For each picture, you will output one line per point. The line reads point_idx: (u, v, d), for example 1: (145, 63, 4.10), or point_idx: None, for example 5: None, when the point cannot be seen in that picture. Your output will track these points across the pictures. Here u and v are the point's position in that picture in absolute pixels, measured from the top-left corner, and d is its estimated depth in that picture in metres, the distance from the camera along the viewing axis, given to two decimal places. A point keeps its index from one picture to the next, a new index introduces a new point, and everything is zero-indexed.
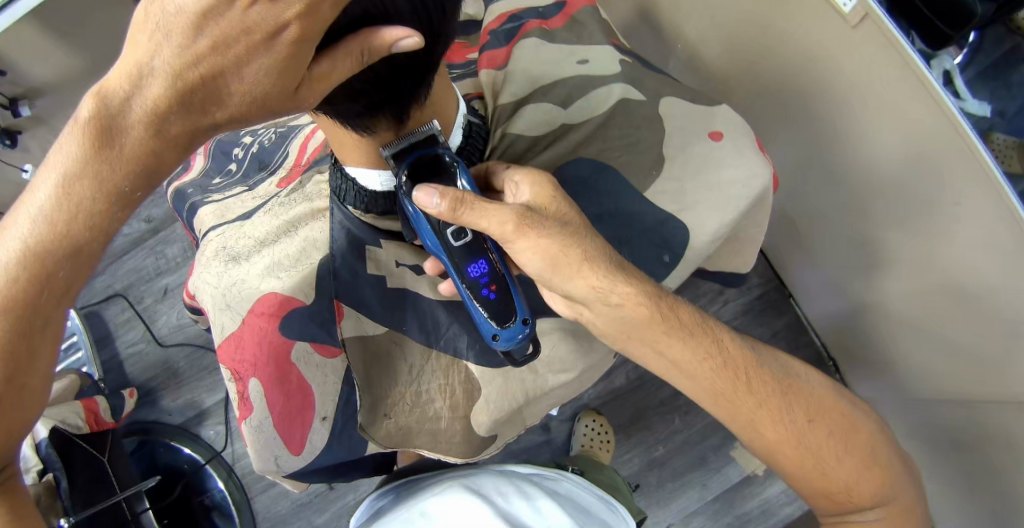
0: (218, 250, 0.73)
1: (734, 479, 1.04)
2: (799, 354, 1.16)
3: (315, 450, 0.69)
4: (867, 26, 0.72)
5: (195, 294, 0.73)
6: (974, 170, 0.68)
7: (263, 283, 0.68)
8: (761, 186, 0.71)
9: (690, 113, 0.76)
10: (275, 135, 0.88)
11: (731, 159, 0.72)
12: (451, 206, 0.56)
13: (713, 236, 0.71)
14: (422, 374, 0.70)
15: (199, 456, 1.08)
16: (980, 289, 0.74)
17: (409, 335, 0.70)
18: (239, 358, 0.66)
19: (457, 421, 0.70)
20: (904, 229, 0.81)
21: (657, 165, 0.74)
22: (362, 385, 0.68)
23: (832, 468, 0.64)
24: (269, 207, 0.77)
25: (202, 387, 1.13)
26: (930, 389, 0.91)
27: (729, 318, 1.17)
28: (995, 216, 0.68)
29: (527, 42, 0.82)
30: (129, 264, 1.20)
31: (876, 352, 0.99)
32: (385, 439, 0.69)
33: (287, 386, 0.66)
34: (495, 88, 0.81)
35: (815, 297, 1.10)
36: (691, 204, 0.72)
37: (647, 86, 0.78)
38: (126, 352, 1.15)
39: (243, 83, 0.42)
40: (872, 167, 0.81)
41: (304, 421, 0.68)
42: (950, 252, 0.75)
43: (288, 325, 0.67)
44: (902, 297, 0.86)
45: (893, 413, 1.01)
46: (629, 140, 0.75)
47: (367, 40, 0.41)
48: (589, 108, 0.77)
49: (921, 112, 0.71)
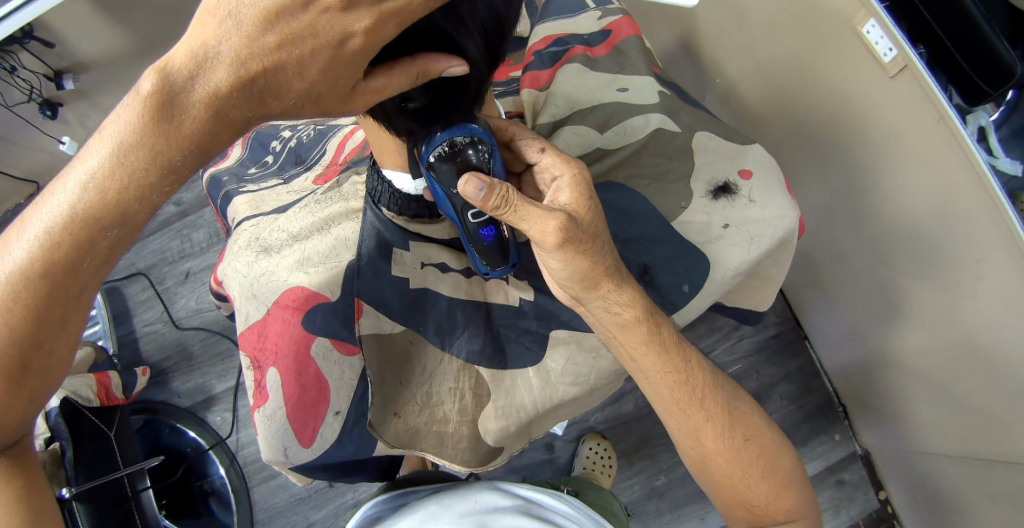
0: (251, 240, 0.76)
1: None
2: (810, 397, 1.15)
3: (325, 444, 0.68)
4: (905, 78, 0.71)
5: (223, 280, 0.76)
6: (997, 227, 0.67)
7: (292, 277, 0.70)
8: (787, 227, 0.71)
9: (726, 151, 0.76)
10: (313, 132, 0.90)
11: (760, 198, 0.72)
12: (495, 202, 0.56)
13: (735, 270, 0.71)
14: (434, 375, 0.71)
15: (203, 440, 1.09)
16: (998, 352, 0.73)
17: (427, 337, 0.72)
18: (260, 346, 0.68)
19: (465, 425, 0.70)
20: (927, 283, 0.80)
21: (686, 196, 0.74)
22: (374, 380, 0.68)
23: (760, 478, 0.64)
24: (305, 204, 0.79)
25: (214, 373, 1.15)
26: (939, 446, 0.89)
27: (741, 354, 1.17)
28: (1011, 269, 0.67)
29: (570, 67, 0.84)
30: (155, 244, 1.22)
31: (888, 403, 0.98)
32: (393, 438, 0.68)
33: (304, 378, 0.66)
34: (536, 107, 0.85)
35: (834, 345, 1.09)
36: (716, 236, 0.72)
37: (682, 119, 0.78)
38: (142, 330, 1.18)
39: (301, 83, 0.44)
40: (902, 218, 0.80)
41: (318, 415, 0.67)
42: (973, 310, 0.74)
43: (310, 321, 0.68)
44: (917, 350, 0.86)
45: (904, 464, 1.00)
46: (658, 170, 0.76)
47: (428, 63, 0.45)
48: (625, 135, 0.78)
49: (949, 168, 0.70)
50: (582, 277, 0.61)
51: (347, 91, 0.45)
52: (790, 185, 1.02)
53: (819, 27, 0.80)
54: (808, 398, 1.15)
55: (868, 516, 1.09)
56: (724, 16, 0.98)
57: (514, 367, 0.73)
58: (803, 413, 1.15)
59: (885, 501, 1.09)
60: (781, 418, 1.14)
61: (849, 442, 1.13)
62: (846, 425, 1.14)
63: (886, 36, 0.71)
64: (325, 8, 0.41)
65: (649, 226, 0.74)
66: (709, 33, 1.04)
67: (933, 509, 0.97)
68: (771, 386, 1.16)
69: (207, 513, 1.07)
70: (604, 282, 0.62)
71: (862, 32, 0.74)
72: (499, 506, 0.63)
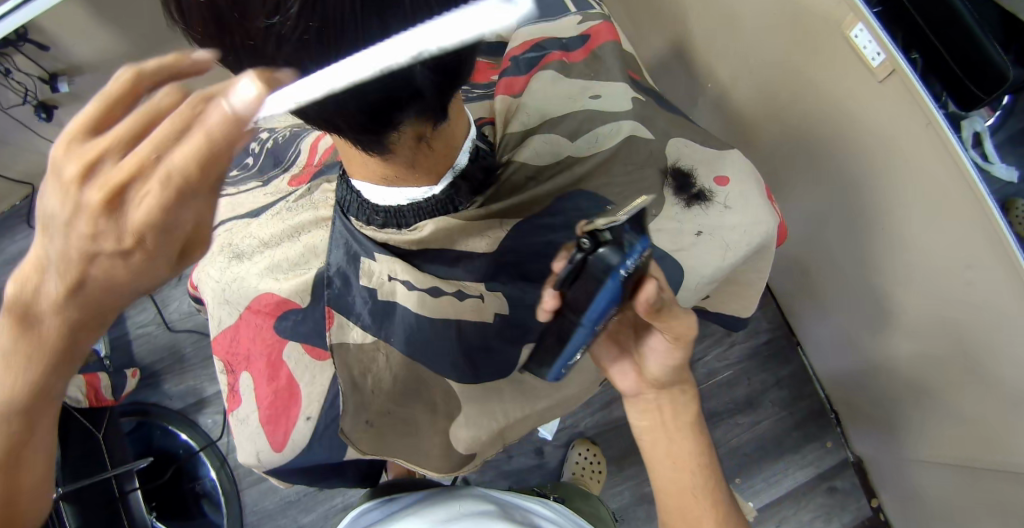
0: (224, 245, 0.79)
1: None
2: (802, 402, 1.16)
3: (296, 448, 0.69)
4: (893, 81, 0.71)
5: (197, 283, 0.79)
6: (986, 233, 0.67)
7: (261, 284, 0.74)
8: (765, 233, 0.72)
9: (701, 158, 0.76)
10: (289, 131, 0.87)
11: (736, 205, 0.73)
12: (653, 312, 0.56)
13: (710, 277, 0.71)
14: (406, 386, 0.70)
15: (194, 443, 1.10)
16: (986, 355, 0.72)
17: (396, 347, 0.69)
18: (233, 352, 0.73)
19: (437, 434, 0.71)
20: (918, 287, 0.80)
21: (658, 204, 0.74)
22: (347, 389, 0.68)
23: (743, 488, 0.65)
24: (277, 210, 0.80)
25: (206, 376, 1.16)
26: (932, 452, 0.89)
27: (733, 360, 1.17)
28: (1001, 276, 0.67)
29: (544, 74, 0.84)
30: None
31: (879, 408, 0.99)
32: (365, 446, 0.69)
33: (275, 383, 0.70)
34: (508, 115, 0.83)
35: (825, 352, 1.09)
36: (689, 244, 0.72)
37: (656, 126, 0.78)
38: (135, 331, 1.18)
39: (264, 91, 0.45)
40: (894, 222, 0.80)
41: (290, 418, 0.69)
42: (963, 313, 0.74)
43: (280, 326, 0.71)
44: (908, 357, 0.86)
45: (895, 469, 1.01)
46: (632, 177, 0.76)
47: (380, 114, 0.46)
48: (595, 143, 0.78)
49: (938, 173, 0.70)
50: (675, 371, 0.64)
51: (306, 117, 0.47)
52: (781, 191, 1.02)
53: (809, 32, 0.80)
54: (798, 405, 1.16)
55: (859, 522, 1.10)
56: (716, 22, 0.98)
57: (486, 378, 0.72)
58: (793, 419, 1.15)
59: (878, 508, 1.10)
60: (772, 424, 1.15)
61: (841, 449, 1.13)
62: (838, 432, 1.14)
63: (874, 40, 0.70)
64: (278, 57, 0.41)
65: None
66: (700, 40, 1.05)
67: (923, 514, 0.97)
68: (763, 392, 1.16)
69: (198, 515, 1.07)
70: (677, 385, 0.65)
71: (851, 37, 0.73)
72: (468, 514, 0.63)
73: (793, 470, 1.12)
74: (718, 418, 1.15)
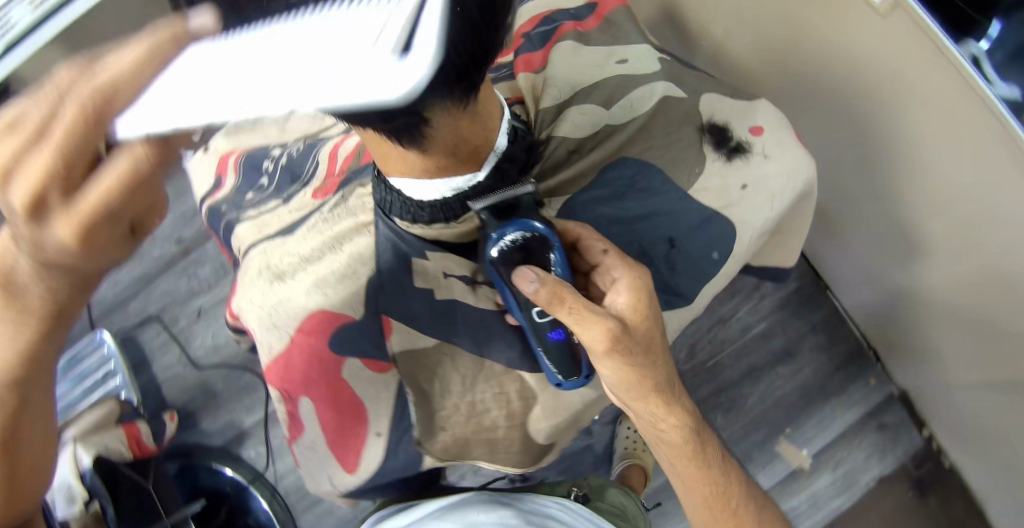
0: (263, 266, 0.74)
1: (783, 472, 1.11)
2: (839, 346, 1.15)
3: (373, 462, 0.75)
4: (897, 16, 0.68)
5: (239, 313, 0.75)
6: (1013, 162, 0.63)
7: (309, 301, 0.70)
8: (804, 180, 0.71)
9: (734, 109, 0.75)
10: (303, 144, 0.85)
11: (778, 152, 0.71)
12: (551, 299, 0.56)
13: (761, 228, 0.71)
14: (476, 384, 0.72)
15: (241, 478, 1.09)
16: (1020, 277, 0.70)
17: (462, 345, 0.71)
18: (289, 379, 0.70)
19: (515, 429, 0.73)
20: (944, 216, 0.77)
21: (700, 161, 0.73)
22: (419, 396, 0.72)
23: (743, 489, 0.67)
24: (313, 222, 0.76)
25: (241, 407, 1.15)
26: (977, 377, 0.87)
27: (764, 313, 1.16)
28: (1018, 179, 0.64)
29: (562, 46, 0.82)
30: (163, 286, 1.21)
31: (916, 339, 0.97)
32: (441, 452, 0.74)
33: (340, 403, 0.72)
34: (535, 92, 0.80)
35: (856, 292, 1.08)
36: (737, 198, 0.71)
37: (687, 83, 0.77)
38: (163, 375, 1.17)
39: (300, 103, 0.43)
40: (914, 155, 0.77)
41: (361, 435, 0.74)
42: (995, 238, 0.71)
43: (335, 341, 0.70)
44: (941, 282, 0.84)
45: (942, 398, 0.99)
46: (671, 135, 0.74)
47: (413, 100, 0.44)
48: (631, 108, 0.76)
49: (956, 104, 0.67)
50: (632, 388, 0.62)
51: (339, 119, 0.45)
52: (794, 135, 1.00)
53: None
54: (836, 348, 1.15)
55: (914, 456, 1.09)
56: None
57: None
58: (833, 363, 1.14)
59: (929, 438, 1.09)
60: (813, 370, 1.14)
61: (885, 384, 1.12)
62: (880, 369, 1.13)
63: None
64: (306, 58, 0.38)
65: (654, 203, 0.73)
66: None
67: (977, 438, 0.95)
68: (799, 341, 1.15)
69: None
70: (652, 395, 0.62)
71: None
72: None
73: (840, 414, 1.12)
74: (758, 373, 1.14)
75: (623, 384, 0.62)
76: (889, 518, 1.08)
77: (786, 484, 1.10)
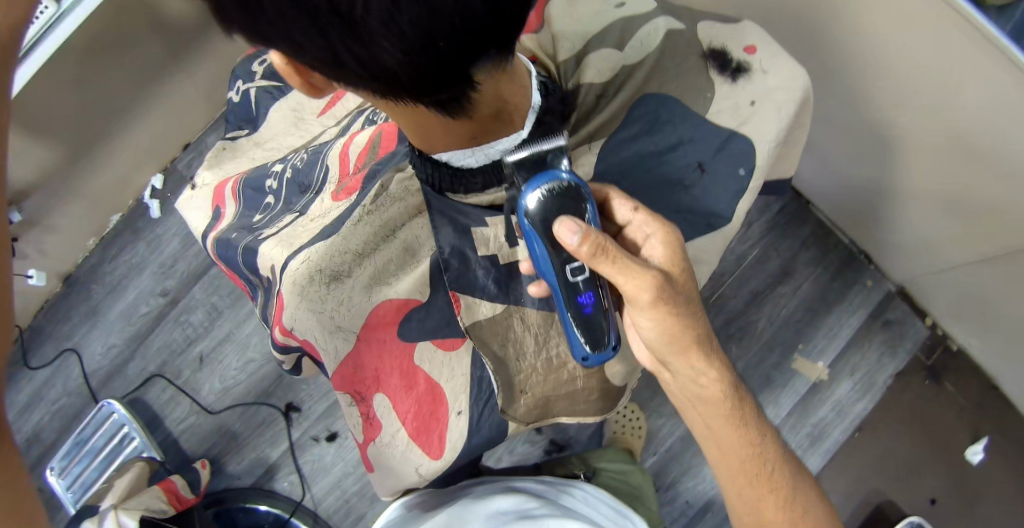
0: (313, 272, 0.74)
1: (803, 389, 1.15)
2: (832, 256, 1.19)
3: (455, 446, 0.73)
4: None
5: (291, 329, 0.74)
6: (963, 35, 0.67)
7: (375, 294, 0.75)
8: (803, 86, 0.72)
9: (726, 33, 0.76)
10: (306, 155, 0.86)
11: (772, 67, 0.73)
12: (595, 252, 0.56)
13: (774, 139, 0.73)
14: (549, 340, 0.74)
15: (281, 511, 1.09)
16: (990, 144, 0.74)
17: (528, 303, 0.74)
18: (361, 379, 0.75)
19: (593, 377, 0.74)
20: (910, 107, 0.81)
21: (709, 86, 0.75)
22: (496, 362, 0.73)
23: (784, 466, 0.66)
24: (356, 216, 0.76)
25: (264, 442, 1.13)
26: (969, 255, 0.92)
27: (756, 239, 1.19)
28: (967, 49, 0.68)
29: (557, 1, 0.82)
30: (158, 341, 1.17)
31: (902, 232, 1.02)
32: (525, 415, 0.74)
33: (417, 391, 0.74)
34: (544, 49, 0.81)
35: (837, 199, 1.12)
36: (747, 115, 0.74)
37: (684, 15, 0.79)
38: (178, 429, 1.14)
39: (363, 69, 0.47)
40: (868, 58, 0.81)
41: (442, 418, 0.74)
42: (962, 113, 0.75)
43: (405, 331, 0.75)
44: (922, 176, 0.88)
45: (936, 281, 1.05)
46: (678, 67, 0.76)
47: (465, 59, 0.49)
48: (642, 45, 0.77)
49: None
50: (672, 341, 0.63)
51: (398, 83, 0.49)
52: None
53: None
54: (830, 258, 1.19)
55: (923, 344, 1.15)
56: None
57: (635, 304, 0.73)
58: (830, 274, 1.18)
59: (934, 326, 1.15)
60: (812, 284, 1.18)
61: (881, 283, 1.17)
62: (874, 269, 1.18)
63: None
64: (369, 27, 0.42)
65: (664, 140, 0.75)
66: None
67: (978, 311, 1.01)
68: (794, 258, 1.19)
69: None
70: (693, 349, 0.64)
71: None
72: (535, 518, 0.67)
73: (846, 319, 1.16)
74: (761, 297, 1.18)
75: (662, 337, 0.64)
76: (909, 407, 1.14)
77: (808, 398, 1.15)
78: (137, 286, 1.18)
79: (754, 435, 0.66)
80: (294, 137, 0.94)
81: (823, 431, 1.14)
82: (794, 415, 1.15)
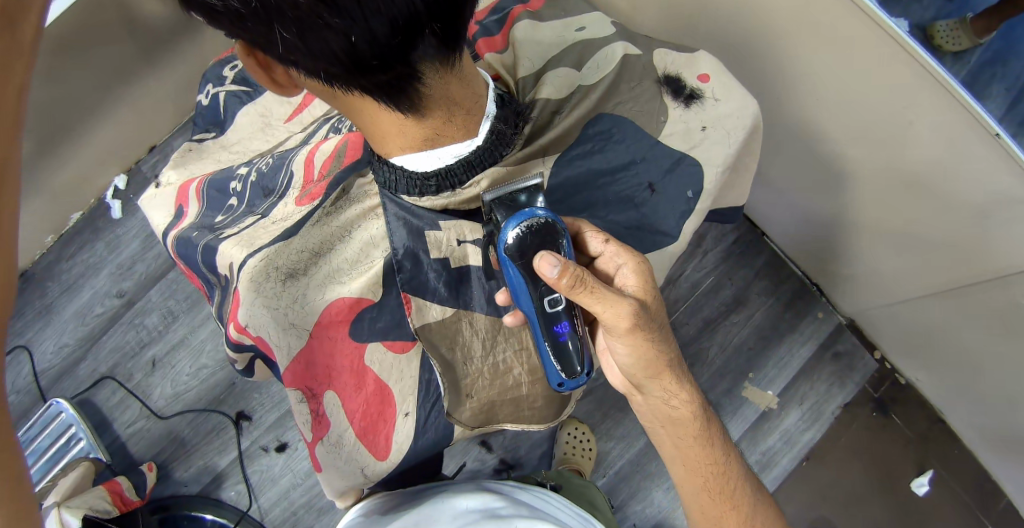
0: (269, 269, 0.73)
1: (753, 416, 1.18)
2: (784, 286, 1.23)
3: (401, 445, 0.76)
4: None
5: (244, 327, 0.73)
6: (916, 74, 0.72)
7: (330, 291, 0.75)
8: (752, 115, 0.78)
9: (680, 62, 0.80)
10: (272, 160, 0.86)
11: (723, 97, 0.78)
12: (573, 283, 0.57)
13: (722, 163, 0.77)
14: (496, 345, 0.76)
15: (225, 520, 1.06)
16: (933, 175, 0.79)
17: (476, 309, 0.76)
18: (312, 377, 0.75)
19: (537, 383, 0.77)
20: (865, 145, 0.85)
21: (663, 111, 0.78)
22: (445, 367, 0.74)
23: (748, 485, 0.68)
24: (316, 218, 0.76)
25: (213, 450, 1.10)
26: (913, 287, 0.97)
27: (712, 267, 1.23)
28: (918, 87, 0.73)
29: (520, 25, 0.84)
30: (110, 343, 1.13)
31: (851, 263, 1.07)
32: (471, 419, 0.75)
33: (366, 391, 0.75)
34: (505, 64, 0.84)
35: (788, 230, 1.16)
36: (699, 139, 0.77)
37: (641, 41, 0.82)
38: (126, 433, 1.10)
39: (303, 43, 0.49)
40: (826, 97, 0.85)
41: (389, 418, 0.76)
42: (915, 152, 0.79)
43: (356, 332, 0.75)
44: (871, 212, 0.93)
45: (881, 311, 1.10)
46: (636, 91, 0.79)
47: (405, 43, 0.51)
48: (600, 66, 0.80)
49: (862, 36, 0.74)
50: (646, 365, 0.64)
51: (340, 62, 0.51)
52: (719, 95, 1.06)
53: None
54: (782, 289, 1.23)
55: (871, 376, 1.19)
56: None
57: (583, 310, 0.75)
58: (782, 304, 1.22)
59: (882, 359, 1.20)
60: (764, 314, 1.22)
61: (832, 315, 1.22)
62: (825, 301, 1.22)
63: None
64: None
65: (616, 160, 0.78)
66: None
67: (922, 343, 1.06)
68: (747, 288, 1.23)
69: None
70: (666, 373, 0.65)
71: None
72: (503, 517, 0.66)
73: (798, 349, 1.20)
74: (714, 324, 1.21)
75: (637, 362, 0.64)
76: (853, 435, 1.18)
77: (758, 425, 1.18)
78: (93, 286, 1.15)
79: (721, 456, 0.68)
80: (260, 143, 0.94)
81: (772, 458, 1.16)
82: (745, 440, 1.17)
